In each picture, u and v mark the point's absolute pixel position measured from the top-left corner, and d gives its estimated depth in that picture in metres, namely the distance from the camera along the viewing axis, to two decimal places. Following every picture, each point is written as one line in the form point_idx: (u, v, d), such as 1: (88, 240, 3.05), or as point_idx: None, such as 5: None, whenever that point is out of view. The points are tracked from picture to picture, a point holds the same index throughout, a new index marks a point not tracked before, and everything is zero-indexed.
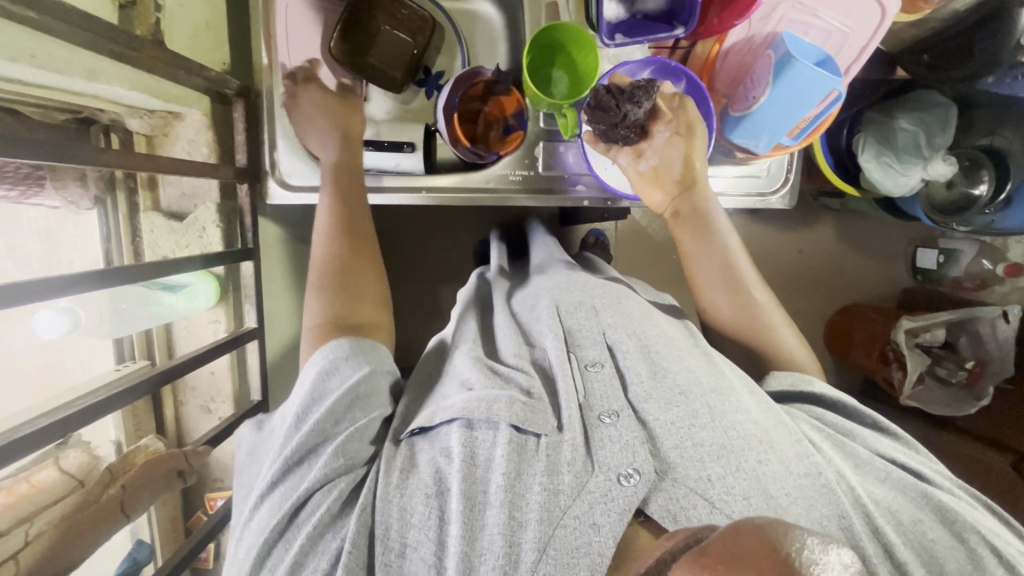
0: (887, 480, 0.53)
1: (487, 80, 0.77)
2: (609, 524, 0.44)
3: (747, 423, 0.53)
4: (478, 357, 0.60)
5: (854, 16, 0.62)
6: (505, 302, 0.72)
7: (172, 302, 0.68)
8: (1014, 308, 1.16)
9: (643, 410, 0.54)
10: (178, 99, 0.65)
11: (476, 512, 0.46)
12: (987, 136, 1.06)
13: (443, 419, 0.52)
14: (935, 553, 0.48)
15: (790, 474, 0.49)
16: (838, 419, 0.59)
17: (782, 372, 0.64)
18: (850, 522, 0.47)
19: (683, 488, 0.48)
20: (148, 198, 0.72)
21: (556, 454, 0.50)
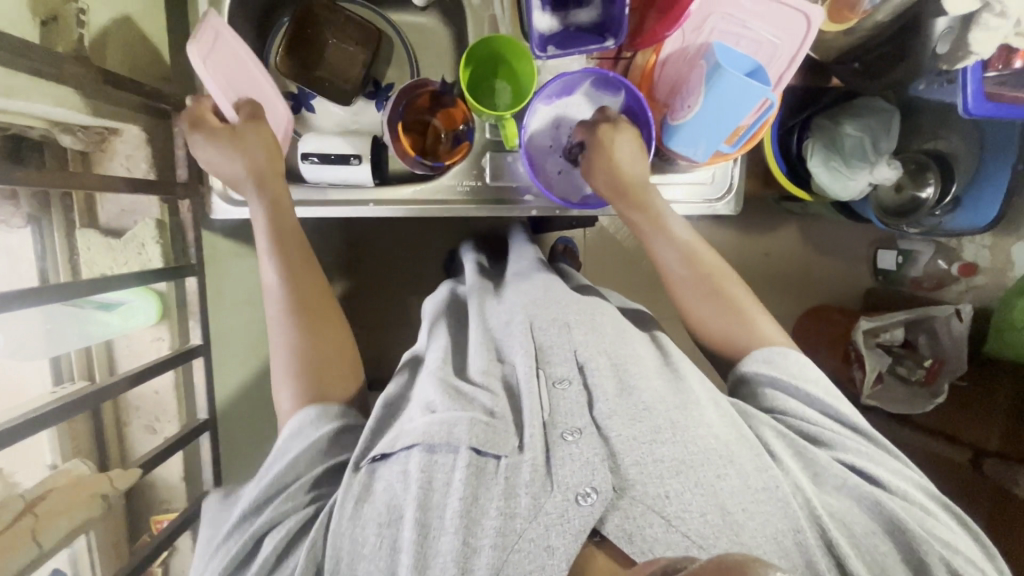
0: (844, 488, 0.54)
1: (433, 89, 0.78)
2: (563, 545, 0.46)
3: (707, 437, 0.54)
4: (443, 378, 0.58)
5: (782, 26, 0.63)
6: (476, 314, 0.68)
7: (108, 321, 0.67)
8: (966, 307, 1.19)
9: (607, 427, 0.54)
10: (110, 115, 0.64)
11: (431, 539, 0.47)
12: (930, 141, 1.11)
13: (404, 444, 0.52)
14: (885, 566, 0.50)
15: (748, 488, 0.51)
16: (813, 419, 0.58)
17: (759, 351, 0.62)
18: (804, 537, 0.49)
19: (641, 506, 0.49)
20: (86, 215, 0.70)
21: (515, 475, 0.50)
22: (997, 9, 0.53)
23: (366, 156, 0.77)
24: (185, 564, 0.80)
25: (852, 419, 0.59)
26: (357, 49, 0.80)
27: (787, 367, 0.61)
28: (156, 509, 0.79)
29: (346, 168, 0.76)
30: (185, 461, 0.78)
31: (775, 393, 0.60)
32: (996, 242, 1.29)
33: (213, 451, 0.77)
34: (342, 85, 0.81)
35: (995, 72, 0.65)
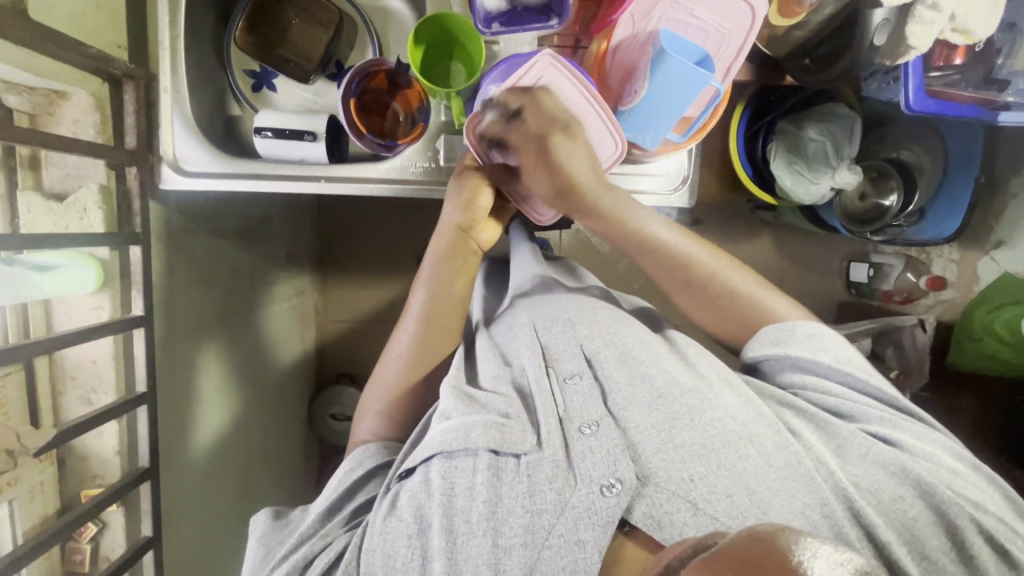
0: (868, 457, 0.59)
1: (386, 69, 0.77)
2: (594, 539, 0.52)
3: (726, 419, 0.60)
4: (455, 386, 0.66)
5: (728, 16, 0.64)
6: (487, 335, 0.76)
7: (42, 284, 0.65)
8: (927, 319, 1.21)
9: (623, 417, 0.61)
10: (56, 75, 0.63)
11: (459, 542, 0.54)
12: (897, 150, 1.12)
13: (425, 457, 0.60)
14: (914, 531, 0.54)
15: (770, 466, 0.56)
16: (826, 399, 0.63)
17: (765, 334, 0.68)
18: (831, 509, 0.53)
19: (666, 492, 0.54)
20: (31, 177, 0.69)
21: (536, 473, 0.57)
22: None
23: (322, 135, 0.77)
24: (116, 542, 0.77)
25: (873, 390, 0.64)
26: (319, 28, 0.81)
27: (799, 346, 0.66)
28: (88, 483, 0.76)
29: (299, 144, 0.76)
30: (124, 434, 0.76)
31: (795, 372, 0.65)
32: (963, 255, 1.30)
33: (150, 424, 0.75)
34: (304, 62, 0.82)
35: (937, 69, 0.71)
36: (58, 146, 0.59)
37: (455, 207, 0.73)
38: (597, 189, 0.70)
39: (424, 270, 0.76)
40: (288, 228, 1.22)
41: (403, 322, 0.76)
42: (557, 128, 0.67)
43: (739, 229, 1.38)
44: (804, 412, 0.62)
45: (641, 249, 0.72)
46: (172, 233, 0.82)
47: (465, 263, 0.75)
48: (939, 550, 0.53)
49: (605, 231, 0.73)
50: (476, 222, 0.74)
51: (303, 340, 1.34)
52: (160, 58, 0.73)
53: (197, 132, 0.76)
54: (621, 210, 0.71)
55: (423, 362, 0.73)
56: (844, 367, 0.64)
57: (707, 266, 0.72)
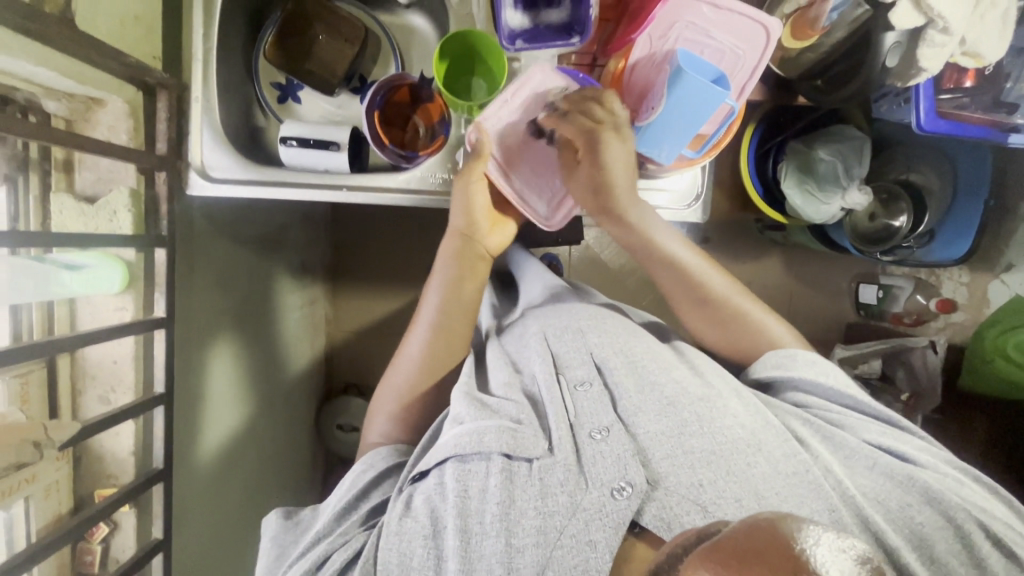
0: (875, 467, 0.59)
1: (410, 83, 0.80)
2: (605, 539, 0.52)
3: (735, 427, 0.60)
4: (468, 392, 0.66)
5: (744, 38, 0.67)
6: (498, 343, 0.78)
7: (69, 282, 0.67)
8: (938, 341, 1.19)
9: (633, 423, 0.61)
10: (94, 82, 0.66)
11: (473, 541, 0.53)
12: (905, 172, 1.13)
13: (439, 460, 0.60)
14: (924, 537, 0.54)
15: (779, 473, 0.56)
16: (830, 413, 0.64)
17: (768, 358, 0.69)
18: (839, 514, 0.53)
19: (676, 496, 0.54)
20: (63, 180, 0.71)
21: (548, 476, 0.57)
22: (940, 26, 0.60)
23: (344, 145, 0.79)
24: (127, 544, 0.77)
25: (872, 407, 0.65)
26: (346, 44, 0.84)
27: (799, 368, 0.66)
28: (102, 483, 0.77)
29: (325, 154, 0.78)
30: (139, 434, 0.77)
31: (795, 393, 0.67)
32: (973, 278, 1.30)
33: (166, 425, 0.76)
34: (329, 77, 0.85)
35: (948, 91, 0.73)
36: (95, 148, 0.61)
37: (459, 212, 0.73)
38: (629, 204, 0.72)
39: (436, 272, 0.76)
40: (303, 238, 1.24)
41: (416, 326, 0.75)
42: (607, 128, 0.68)
43: (748, 248, 1.39)
44: (813, 425, 0.62)
45: (660, 264, 0.73)
46: (195, 238, 0.84)
47: (473, 267, 0.75)
48: (950, 554, 0.53)
49: (635, 246, 0.74)
50: (478, 225, 0.74)
51: (314, 350, 1.35)
52: (193, 69, 0.76)
53: (223, 140, 0.79)
54: (648, 233, 0.73)
55: (436, 364, 0.73)
56: (847, 391, 0.65)
57: (720, 292, 0.72)
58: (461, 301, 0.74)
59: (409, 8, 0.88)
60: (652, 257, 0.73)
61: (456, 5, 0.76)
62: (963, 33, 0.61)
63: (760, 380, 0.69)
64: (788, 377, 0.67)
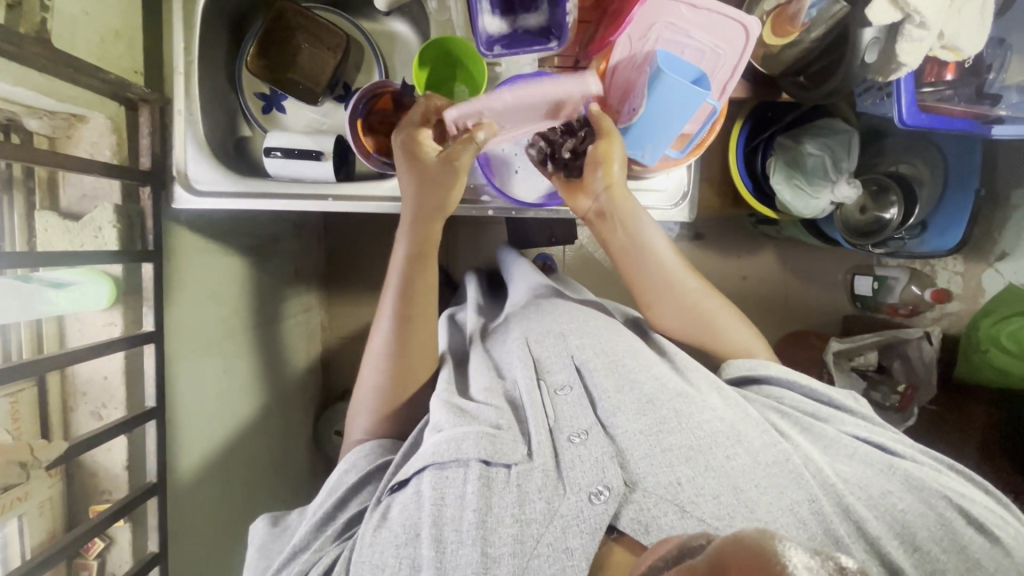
0: (855, 457, 0.59)
1: (393, 90, 0.80)
2: (581, 546, 0.52)
3: (713, 420, 0.60)
4: (446, 398, 0.66)
5: (724, 37, 0.66)
6: (486, 354, 0.76)
7: (56, 300, 0.67)
8: (933, 332, 1.20)
9: (612, 424, 0.61)
10: (73, 100, 0.65)
11: (449, 552, 0.53)
12: (894, 164, 1.14)
13: (416, 468, 0.59)
14: (906, 524, 0.54)
15: (758, 464, 0.56)
16: (802, 403, 0.65)
17: (741, 361, 0.70)
18: (819, 505, 0.53)
19: (654, 497, 0.55)
20: (48, 197, 0.71)
21: (526, 482, 0.57)
22: (917, 21, 0.60)
23: (329, 153, 0.79)
24: (123, 558, 0.78)
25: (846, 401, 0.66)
26: (328, 53, 0.84)
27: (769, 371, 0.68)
28: (96, 499, 0.77)
29: (310, 164, 0.78)
30: (131, 448, 0.77)
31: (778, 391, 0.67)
32: (968, 267, 1.30)
33: (159, 439, 0.76)
34: (313, 85, 0.85)
35: (929, 85, 0.73)
36: (78, 165, 0.61)
37: (410, 180, 0.70)
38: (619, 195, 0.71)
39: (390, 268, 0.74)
40: (295, 246, 1.24)
41: (378, 320, 0.73)
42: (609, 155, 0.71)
43: (741, 243, 1.39)
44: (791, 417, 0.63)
45: (637, 254, 0.73)
46: (183, 250, 0.84)
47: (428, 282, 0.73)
48: (931, 541, 0.53)
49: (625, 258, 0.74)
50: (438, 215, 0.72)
51: (310, 357, 1.35)
52: (175, 83, 0.77)
53: (207, 152, 0.79)
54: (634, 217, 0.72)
55: (399, 372, 0.71)
56: (810, 385, 0.67)
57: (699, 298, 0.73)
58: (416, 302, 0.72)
59: (390, 15, 0.88)
60: (632, 246, 0.73)
61: (437, 11, 0.76)
62: (942, 27, 0.62)
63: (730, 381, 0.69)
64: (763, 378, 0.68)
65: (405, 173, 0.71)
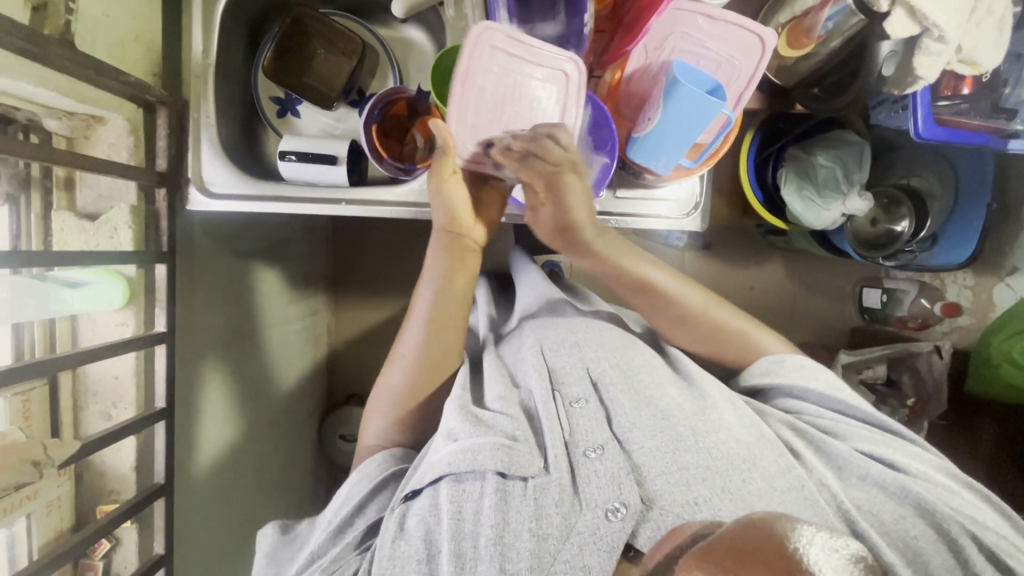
0: (867, 479, 0.59)
1: (407, 97, 0.81)
2: (599, 564, 0.52)
3: (729, 441, 0.60)
4: (462, 405, 0.65)
5: (740, 47, 0.66)
6: (496, 356, 0.76)
7: (71, 300, 0.68)
8: (943, 345, 1.19)
9: (629, 441, 0.61)
10: (94, 101, 0.66)
11: (467, 568, 0.53)
12: (905, 177, 1.13)
13: (432, 477, 0.58)
14: (919, 552, 0.53)
15: (774, 489, 0.56)
16: (820, 421, 0.64)
17: (758, 364, 0.70)
18: (835, 530, 0.53)
19: (671, 516, 0.54)
20: (65, 197, 0.71)
21: (543, 496, 0.56)
22: (936, 34, 0.60)
23: (344, 159, 0.80)
24: (129, 560, 0.77)
25: (863, 409, 0.64)
26: (344, 58, 0.84)
27: (787, 374, 0.67)
28: (103, 499, 0.77)
29: (323, 167, 0.78)
30: (138, 450, 0.77)
31: (790, 399, 0.67)
32: (978, 282, 1.29)
33: (168, 440, 0.76)
34: (328, 91, 0.86)
35: (946, 99, 0.73)
36: (98, 167, 0.62)
37: (441, 209, 0.72)
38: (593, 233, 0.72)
39: (427, 269, 0.75)
40: (304, 250, 1.25)
41: (409, 322, 0.74)
42: (566, 169, 0.68)
43: (750, 254, 1.39)
44: (803, 434, 0.63)
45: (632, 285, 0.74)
46: (195, 252, 0.84)
47: (464, 261, 0.74)
48: (943, 568, 0.52)
49: (600, 270, 0.74)
50: (463, 220, 0.73)
51: (316, 361, 1.35)
52: (192, 86, 0.77)
53: (222, 155, 0.79)
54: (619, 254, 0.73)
55: (426, 370, 0.72)
56: (836, 396, 0.65)
57: (695, 305, 0.73)
58: (449, 308, 0.73)
59: (406, 22, 0.89)
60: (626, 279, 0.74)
61: (453, 19, 0.77)
62: (960, 41, 0.62)
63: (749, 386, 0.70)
64: (776, 383, 0.67)
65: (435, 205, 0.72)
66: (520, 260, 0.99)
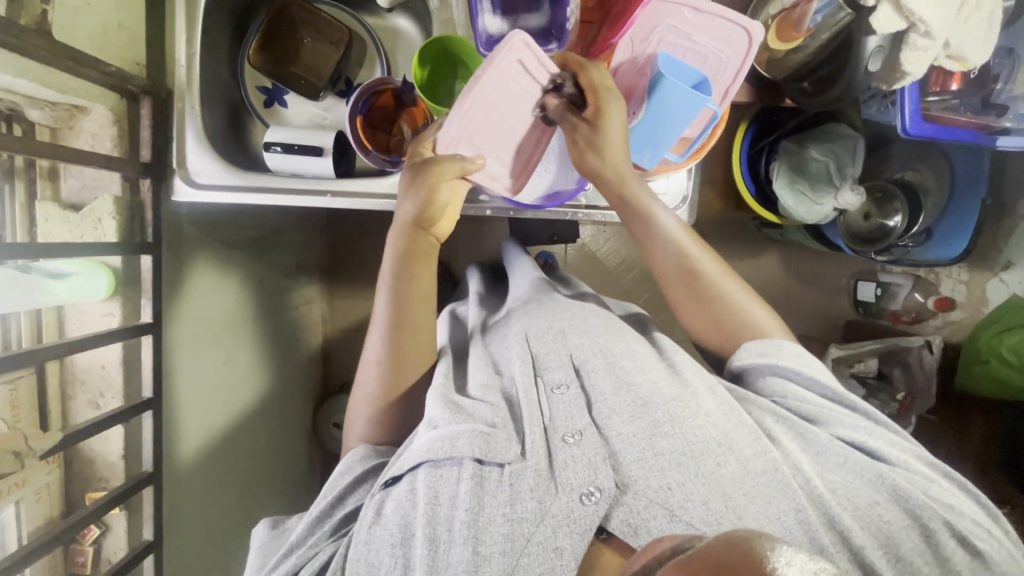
0: (845, 465, 0.58)
1: (393, 87, 0.80)
2: (571, 546, 0.52)
3: (705, 427, 0.60)
4: (443, 393, 0.66)
5: (726, 41, 0.66)
6: (482, 344, 0.77)
7: (55, 290, 0.68)
8: (935, 340, 1.18)
9: (607, 426, 0.61)
10: (76, 92, 0.66)
11: (441, 551, 0.53)
12: (900, 171, 1.12)
13: (410, 465, 0.59)
14: (891, 536, 0.54)
15: (748, 473, 0.56)
16: (802, 404, 0.63)
17: (752, 345, 0.67)
18: (806, 515, 0.53)
19: (644, 500, 0.54)
20: (50, 187, 0.72)
21: (518, 482, 0.57)
22: (922, 29, 0.59)
23: (330, 150, 0.79)
24: (119, 545, 0.79)
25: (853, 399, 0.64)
26: (330, 48, 0.83)
27: (784, 359, 0.65)
28: (92, 486, 0.78)
29: (308, 159, 0.78)
30: (127, 438, 0.78)
31: (775, 381, 0.65)
32: (972, 277, 1.28)
33: (155, 429, 0.77)
34: (315, 81, 0.85)
35: (935, 94, 0.73)
36: (79, 159, 0.62)
37: (412, 202, 0.70)
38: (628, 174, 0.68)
39: (386, 269, 0.73)
40: (297, 239, 1.25)
41: (372, 329, 0.73)
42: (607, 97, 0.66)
43: (745, 247, 1.38)
44: (784, 419, 0.62)
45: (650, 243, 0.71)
46: (184, 241, 0.85)
47: (428, 254, 0.73)
48: (915, 552, 0.53)
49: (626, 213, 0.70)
50: (434, 215, 0.72)
51: (310, 350, 1.35)
52: (176, 75, 0.77)
53: (209, 146, 0.79)
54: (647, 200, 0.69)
55: (403, 367, 0.72)
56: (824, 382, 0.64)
57: (708, 273, 0.70)
58: (419, 310, 0.73)
59: (394, 11, 0.88)
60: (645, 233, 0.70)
61: (439, 9, 0.76)
62: (948, 36, 0.61)
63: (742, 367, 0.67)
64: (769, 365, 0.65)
65: (406, 197, 0.71)
66: (513, 251, 0.99)
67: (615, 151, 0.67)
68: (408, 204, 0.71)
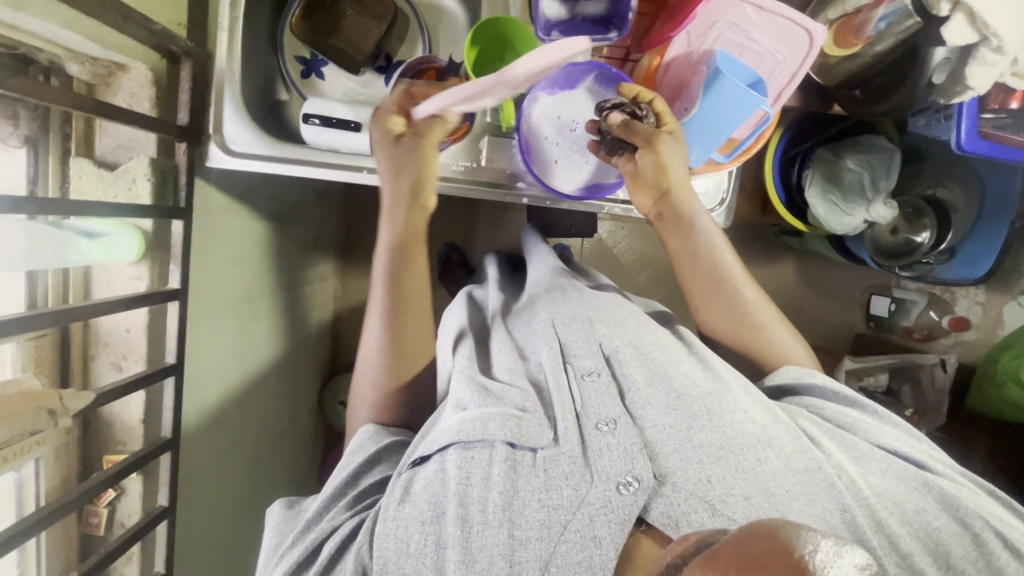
0: (888, 471, 0.59)
1: (438, 66, 0.79)
2: (610, 535, 0.51)
3: (744, 422, 0.60)
4: (469, 375, 0.66)
5: (785, 42, 0.65)
6: (506, 329, 0.76)
7: (86, 249, 0.67)
8: (949, 359, 1.18)
9: (642, 416, 0.60)
10: (118, 48, 0.64)
11: (474, 531, 0.53)
12: (932, 187, 1.11)
13: (440, 445, 0.59)
14: (940, 542, 0.54)
15: (790, 470, 0.56)
16: (839, 415, 0.65)
17: (788, 369, 0.70)
18: (851, 515, 0.53)
19: (683, 492, 0.53)
20: (83, 144, 0.70)
21: (552, 467, 0.56)
22: (995, 43, 0.59)
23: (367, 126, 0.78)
24: (133, 509, 0.79)
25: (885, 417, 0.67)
26: (372, 21, 0.82)
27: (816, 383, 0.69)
28: (109, 449, 0.78)
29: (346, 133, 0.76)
30: (147, 403, 0.77)
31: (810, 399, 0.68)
32: (989, 298, 1.29)
33: (177, 395, 0.76)
34: (352, 53, 0.83)
35: (992, 111, 0.72)
36: (119, 117, 0.60)
37: (406, 181, 0.72)
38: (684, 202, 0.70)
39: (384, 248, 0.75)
40: (317, 214, 1.23)
41: (369, 317, 0.74)
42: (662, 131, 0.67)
43: (764, 253, 1.38)
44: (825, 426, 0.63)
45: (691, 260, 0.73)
46: (212, 208, 0.84)
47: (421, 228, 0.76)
48: (966, 561, 0.52)
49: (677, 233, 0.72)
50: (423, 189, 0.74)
51: (321, 326, 1.34)
52: (217, 38, 0.75)
53: (245, 114, 0.77)
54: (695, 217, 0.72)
55: (399, 353, 0.73)
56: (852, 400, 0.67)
57: (748, 299, 0.74)
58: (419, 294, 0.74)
59: None
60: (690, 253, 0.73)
61: None
62: (1017, 53, 0.60)
63: (773, 387, 0.70)
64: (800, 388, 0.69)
65: (398, 178, 0.72)
66: (531, 239, 0.99)
67: (674, 177, 0.69)
68: (403, 184, 0.72)
